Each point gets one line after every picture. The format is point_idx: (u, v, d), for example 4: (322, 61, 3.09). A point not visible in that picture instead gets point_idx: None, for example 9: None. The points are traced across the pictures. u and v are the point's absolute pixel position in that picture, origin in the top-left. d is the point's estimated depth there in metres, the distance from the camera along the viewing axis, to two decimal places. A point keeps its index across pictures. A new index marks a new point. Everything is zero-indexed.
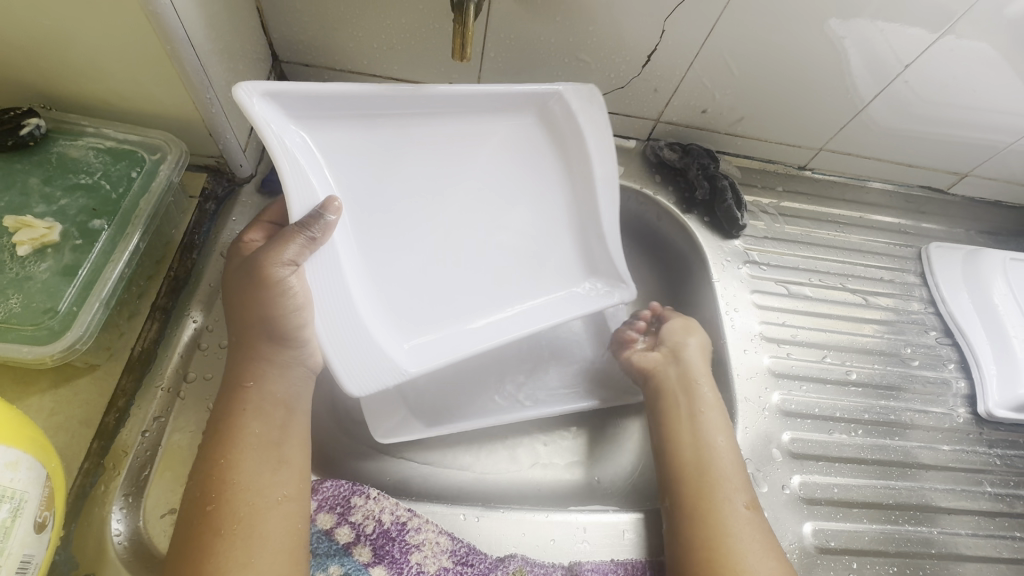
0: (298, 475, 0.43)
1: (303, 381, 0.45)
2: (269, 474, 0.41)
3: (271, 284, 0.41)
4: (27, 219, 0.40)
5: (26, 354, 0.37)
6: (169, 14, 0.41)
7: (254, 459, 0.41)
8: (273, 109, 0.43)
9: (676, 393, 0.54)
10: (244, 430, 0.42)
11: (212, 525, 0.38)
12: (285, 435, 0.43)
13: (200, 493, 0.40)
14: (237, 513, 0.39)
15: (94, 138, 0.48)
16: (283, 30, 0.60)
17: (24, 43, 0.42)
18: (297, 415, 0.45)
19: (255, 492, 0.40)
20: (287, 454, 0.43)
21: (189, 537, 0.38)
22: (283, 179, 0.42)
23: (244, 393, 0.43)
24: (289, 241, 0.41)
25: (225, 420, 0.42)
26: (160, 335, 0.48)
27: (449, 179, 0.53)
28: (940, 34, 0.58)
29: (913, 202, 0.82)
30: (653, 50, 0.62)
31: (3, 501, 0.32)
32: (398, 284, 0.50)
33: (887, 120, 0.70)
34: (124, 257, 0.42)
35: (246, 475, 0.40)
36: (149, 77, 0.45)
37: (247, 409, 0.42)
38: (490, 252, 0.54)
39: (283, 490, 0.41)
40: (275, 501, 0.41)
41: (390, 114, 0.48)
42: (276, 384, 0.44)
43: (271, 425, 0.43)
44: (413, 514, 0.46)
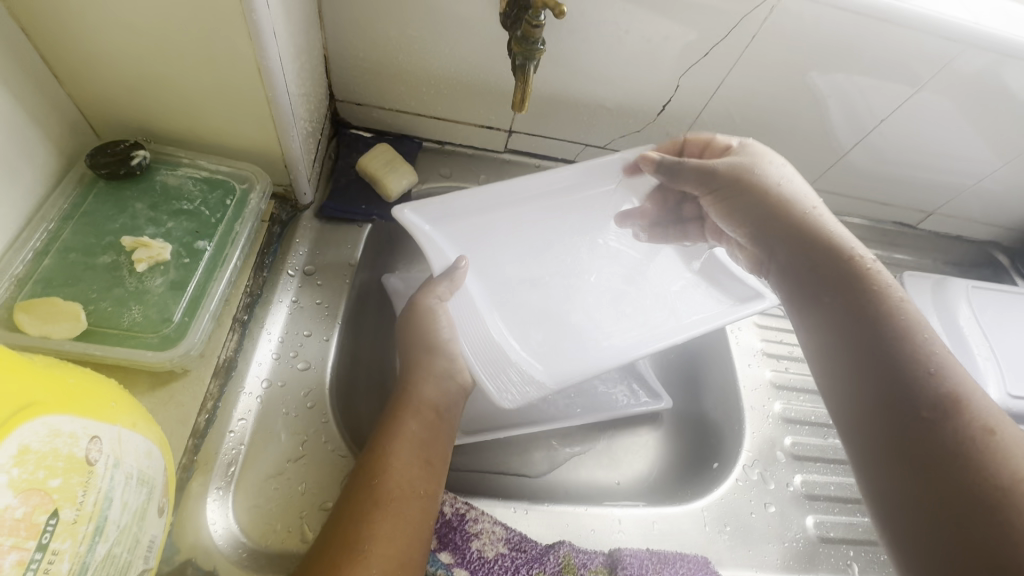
0: (436, 477, 0.48)
1: (452, 395, 0.54)
2: (417, 467, 0.47)
3: (424, 319, 0.56)
4: (144, 241, 0.47)
5: (148, 357, 0.43)
6: (277, 69, 0.47)
7: (408, 449, 0.47)
8: (421, 214, 0.59)
9: (810, 259, 0.52)
10: (402, 426, 0.49)
11: (371, 499, 0.44)
12: (433, 436, 0.50)
13: (365, 470, 0.46)
14: (390, 492, 0.44)
15: (188, 168, 0.55)
16: (343, 73, 0.67)
17: (144, 84, 0.48)
18: (445, 423, 0.52)
19: (403, 478, 0.46)
20: (432, 453, 0.49)
21: (352, 500, 0.44)
22: (425, 253, 0.57)
23: (407, 395, 0.52)
24: (436, 285, 0.57)
25: (392, 415, 0.50)
26: (239, 345, 0.53)
27: (554, 240, 0.65)
28: (913, 92, 0.68)
29: (886, 236, 0.92)
30: (668, 100, 0.71)
31: (144, 485, 0.37)
32: (530, 328, 0.60)
33: (866, 163, 0.80)
34: (224, 276, 0.49)
35: (398, 463, 0.46)
36: (245, 118, 0.51)
37: (406, 410, 0.51)
38: (596, 298, 0.64)
39: (423, 485, 0.46)
40: (417, 491, 0.46)
41: (503, 193, 0.62)
42: (430, 391, 0.52)
43: (425, 424, 0.50)
44: (469, 506, 0.52)
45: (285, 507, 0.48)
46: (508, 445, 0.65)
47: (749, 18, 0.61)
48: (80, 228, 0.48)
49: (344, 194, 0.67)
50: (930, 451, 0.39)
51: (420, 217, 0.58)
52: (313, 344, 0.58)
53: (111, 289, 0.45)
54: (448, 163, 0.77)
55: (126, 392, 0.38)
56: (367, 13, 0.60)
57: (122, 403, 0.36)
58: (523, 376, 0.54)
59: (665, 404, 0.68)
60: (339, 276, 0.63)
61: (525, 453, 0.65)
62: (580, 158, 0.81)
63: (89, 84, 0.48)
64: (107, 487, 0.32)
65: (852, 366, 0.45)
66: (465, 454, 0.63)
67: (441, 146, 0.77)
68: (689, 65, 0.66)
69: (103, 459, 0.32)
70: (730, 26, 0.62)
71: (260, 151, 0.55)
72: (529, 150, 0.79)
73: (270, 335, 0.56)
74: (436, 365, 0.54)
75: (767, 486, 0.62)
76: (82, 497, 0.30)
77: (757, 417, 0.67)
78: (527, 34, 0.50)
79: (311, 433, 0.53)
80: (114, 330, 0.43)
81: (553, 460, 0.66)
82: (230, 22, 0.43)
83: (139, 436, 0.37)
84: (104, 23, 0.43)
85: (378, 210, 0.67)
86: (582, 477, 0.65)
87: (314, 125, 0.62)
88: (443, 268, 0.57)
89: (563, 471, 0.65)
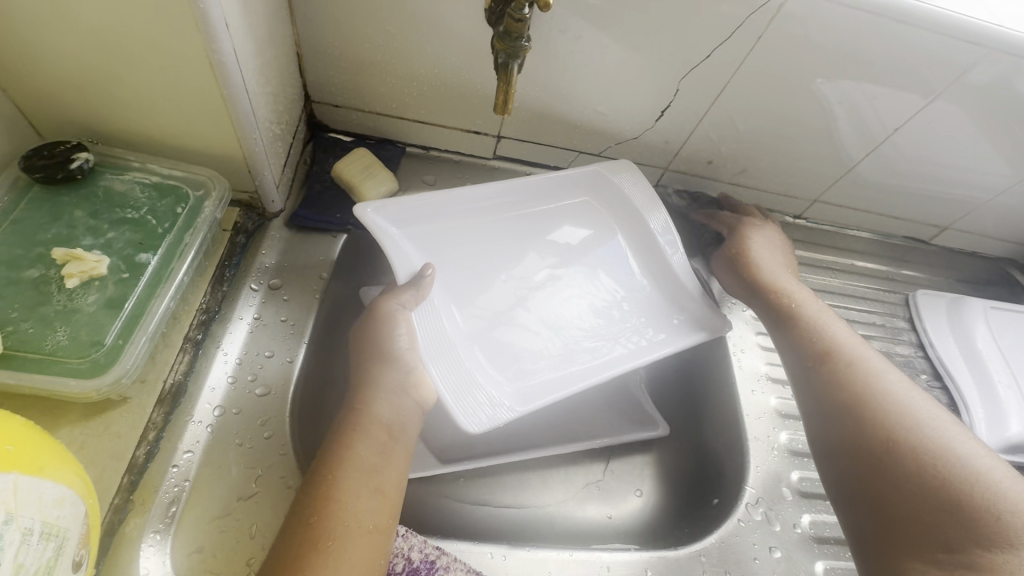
0: (390, 510, 0.42)
1: (410, 411, 0.47)
2: (365, 499, 0.41)
3: (384, 329, 0.49)
4: (77, 253, 0.42)
5: (72, 387, 0.38)
6: (231, 63, 0.42)
7: (356, 480, 0.42)
8: (384, 215, 0.54)
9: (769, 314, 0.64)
10: (349, 452, 0.43)
11: (309, 540, 0.39)
12: (386, 461, 0.44)
13: (305, 506, 0.40)
14: (332, 531, 0.39)
15: (139, 173, 0.50)
16: (318, 73, 0.62)
17: (84, 81, 0.44)
18: (401, 445, 0.45)
19: (348, 514, 0.40)
20: (383, 482, 0.43)
21: (289, 543, 0.39)
22: (390, 256, 0.51)
23: (357, 414, 0.46)
24: (400, 292, 0.51)
25: (339, 439, 0.44)
26: (190, 367, 0.48)
27: (519, 255, 0.61)
28: (929, 100, 0.63)
29: (897, 251, 0.87)
30: (667, 105, 0.66)
31: (50, 539, 0.31)
32: (499, 344, 0.55)
33: (876, 175, 0.75)
34: (169, 292, 0.44)
35: (342, 497, 0.41)
36: (199, 118, 0.47)
37: (355, 431, 0.44)
38: (574, 309, 0.59)
39: (372, 521, 0.41)
40: (365, 528, 0.40)
41: (463, 203, 0.59)
42: (382, 410, 0.46)
43: (376, 449, 0.44)
44: (441, 552, 0.47)
45: (230, 554, 0.43)
46: (490, 476, 0.60)
47: (754, 18, 0.56)
48: (7, 239, 0.43)
49: (317, 202, 0.62)
50: (864, 459, 0.48)
51: (384, 218, 0.54)
52: (274, 366, 0.52)
53: (37, 307, 0.40)
54: (432, 170, 0.72)
55: (37, 429, 0.34)
56: (341, 6, 0.55)
57: (25, 445, 0.32)
58: (494, 400, 0.49)
59: (662, 430, 0.63)
60: (308, 292, 0.58)
61: (508, 486, 0.60)
62: (573, 166, 0.76)
63: (24, 80, 0.44)
64: None
65: (809, 390, 0.55)
66: (442, 487, 0.58)
67: (426, 151, 0.72)
68: (690, 67, 0.62)
69: None
70: (735, 25, 0.57)
71: (219, 154, 0.50)
72: (519, 157, 0.74)
73: (225, 356, 0.51)
74: (392, 378, 0.47)
75: (772, 526, 0.56)
76: None
77: (762, 450, 0.61)
78: (510, 29, 0.46)
79: (266, 467, 0.47)
80: (36, 355, 0.38)
81: (538, 494, 0.60)
82: (172, 10, 0.38)
83: (47, 482, 0.32)
84: (32, 12, 0.38)
85: (353, 219, 0.62)
86: (569, 512, 0.60)
87: (284, 128, 0.58)
88: (407, 275, 0.52)
89: (548, 506, 0.60)
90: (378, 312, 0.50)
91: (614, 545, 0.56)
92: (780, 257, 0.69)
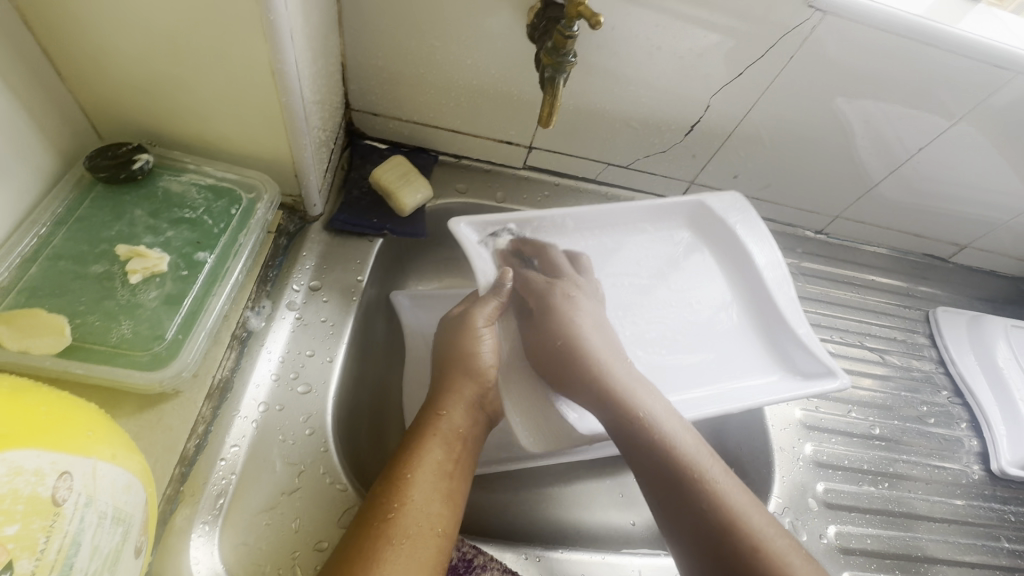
0: (454, 515, 0.45)
1: (481, 422, 0.51)
2: (437, 503, 0.44)
3: (467, 342, 0.53)
4: (141, 251, 0.45)
5: (137, 379, 0.41)
6: (292, 72, 0.44)
7: (429, 481, 0.45)
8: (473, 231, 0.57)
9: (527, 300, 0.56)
10: (425, 455, 0.46)
11: (385, 536, 0.41)
12: (456, 468, 0.47)
13: (382, 502, 0.43)
14: (408, 530, 0.42)
15: (194, 174, 0.52)
16: (361, 82, 0.64)
17: (149, 87, 0.46)
18: (470, 454, 0.49)
19: (421, 514, 0.43)
20: (452, 488, 0.46)
21: (365, 538, 0.41)
22: (469, 257, 0.54)
23: (437, 420, 0.49)
24: (485, 303, 0.54)
25: (416, 442, 0.47)
26: (237, 364, 0.50)
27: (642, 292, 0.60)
28: (952, 123, 0.65)
29: (917, 268, 0.87)
30: (697, 121, 0.68)
31: (119, 524, 0.32)
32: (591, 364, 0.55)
33: (897, 194, 0.76)
34: (223, 291, 0.47)
35: (418, 499, 0.43)
36: (254, 123, 0.49)
37: (433, 437, 0.48)
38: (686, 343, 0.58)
39: (440, 524, 0.43)
40: (433, 530, 0.43)
41: (560, 222, 0.60)
42: (458, 420, 0.49)
43: (450, 455, 0.47)
44: (478, 551, 0.50)
45: (276, 545, 0.44)
46: (517, 479, 0.61)
47: (788, 38, 0.58)
48: (73, 235, 0.46)
49: (355, 206, 0.63)
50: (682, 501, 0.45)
51: (472, 230, 0.57)
52: (315, 365, 0.54)
53: (101, 301, 0.43)
54: (464, 178, 0.74)
55: (106, 418, 0.35)
56: (388, 19, 0.57)
57: (100, 431, 0.33)
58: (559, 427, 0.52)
59: None
60: (346, 293, 0.59)
61: (536, 490, 0.61)
62: (601, 178, 0.78)
63: (91, 84, 0.46)
64: (76, 529, 0.28)
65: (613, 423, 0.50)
66: (473, 488, 0.59)
67: (457, 160, 0.74)
68: (722, 84, 0.63)
69: (72, 498, 0.29)
70: (768, 44, 0.59)
71: (269, 159, 0.52)
72: (548, 168, 0.76)
73: (270, 354, 0.52)
74: (472, 390, 0.51)
75: (799, 537, 0.60)
76: (44, 544, 0.27)
77: (787, 460, 0.65)
78: (558, 45, 0.48)
79: (309, 462, 0.48)
80: (101, 346, 0.42)
81: (565, 498, 0.61)
82: (244, 22, 0.40)
83: (119, 469, 0.33)
84: (108, 21, 0.40)
85: (390, 224, 0.63)
86: (595, 517, 0.61)
87: (328, 134, 0.60)
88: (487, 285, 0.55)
89: (572, 510, 0.61)
90: (466, 323, 0.53)
91: (644, 551, 0.58)
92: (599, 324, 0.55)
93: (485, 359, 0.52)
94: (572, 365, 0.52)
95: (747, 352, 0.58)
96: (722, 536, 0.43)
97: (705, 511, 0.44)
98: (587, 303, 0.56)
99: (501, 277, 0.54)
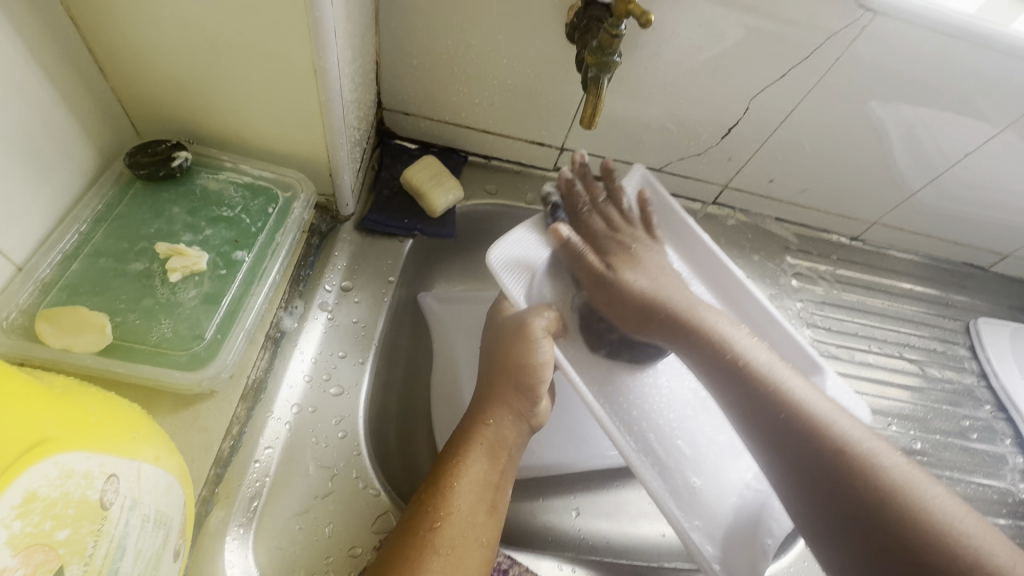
0: (498, 527, 0.44)
1: (523, 434, 0.50)
2: (482, 514, 0.43)
3: (490, 418, 0.48)
4: (180, 249, 0.45)
5: (175, 379, 0.41)
6: (333, 71, 0.43)
7: (472, 490, 0.44)
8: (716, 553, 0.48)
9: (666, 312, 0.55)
10: (471, 466, 0.45)
11: (430, 544, 0.40)
12: (502, 479, 0.46)
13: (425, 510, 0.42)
14: (453, 539, 0.41)
15: (231, 173, 0.52)
16: (393, 82, 0.64)
17: (189, 84, 0.45)
18: (512, 466, 0.48)
19: (467, 525, 0.42)
20: (496, 497, 0.45)
21: (410, 549, 0.39)
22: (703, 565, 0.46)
23: (484, 428, 0.47)
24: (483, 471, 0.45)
25: (461, 448, 0.46)
26: (270, 365, 0.50)
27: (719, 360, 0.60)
28: (1002, 129, 0.62)
29: (955, 277, 0.84)
30: (734, 124, 0.67)
31: (160, 528, 0.31)
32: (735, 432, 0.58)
33: (939, 202, 0.74)
34: (261, 290, 0.47)
35: (463, 508, 0.42)
36: (291, 120, 0.48)
37: (479, 448, 0.46)
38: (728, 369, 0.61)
39: (485, 534, 0.42)
40: (477, 541, 0.42)
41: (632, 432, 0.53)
42: (508, 430, 0.48)
43: (495, 467, 0.46)
44: (512, 561, 0.49)
45: (311, 551, 0.43)
46: (544, 484, 0.61)
47: (833, 40, 0.56)
48: (113, 232, 0.46)
49: (385, 206, 0.63)
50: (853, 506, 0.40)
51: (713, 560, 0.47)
52: (347, 367, 0.53)
53: (141, 299, 0.43)
54: (494, 179, 0.73)
55: (149, 419, 0.34)
56: (423, 17, 0.56)
57: (143, 432, 0.32)
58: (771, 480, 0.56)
59: None
60: (378, 292, 0.58)
61: (564, 498, 0.61)
62: None
63: (133, 80, 0.45)
64: (121, 534, 0.28)
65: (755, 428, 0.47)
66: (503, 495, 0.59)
67: (487, 161, 0.73)
68: (762, 87, 0.62)
69: (119, 502, 0.28)
70: (812, 48, 0.57)
71: (305, 157, 0.52)
72: None
73: (302, 355, 0.52)
74: (521, 403, 0.49)
75: None
76: (92, 549, 0.26)
77: None
78: (603, 45, 0.47)
79: (342, 466, 0.48)
80: (142, 345, 0.41)
81: (593, 507, 0.61)
82: (289, 20, 0.39)
83: (161, 472, 0.32)
84: (153, 16, 0.40)
85: (421, 224, 0.63)
86: (625, 528, 0.60)
87: (361, 133, 0.59)
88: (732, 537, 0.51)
89: (602, 521, 0.60)
90: (490, 449, 0.47)
91: (677, 563, 0.57)
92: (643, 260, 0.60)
93: (519, 397, 0.49)
94: (826, 455, 0.42)
95: (786, 348, 0.58)
96: (875, 502, 0.40)
97: (862, 496, 0.40)
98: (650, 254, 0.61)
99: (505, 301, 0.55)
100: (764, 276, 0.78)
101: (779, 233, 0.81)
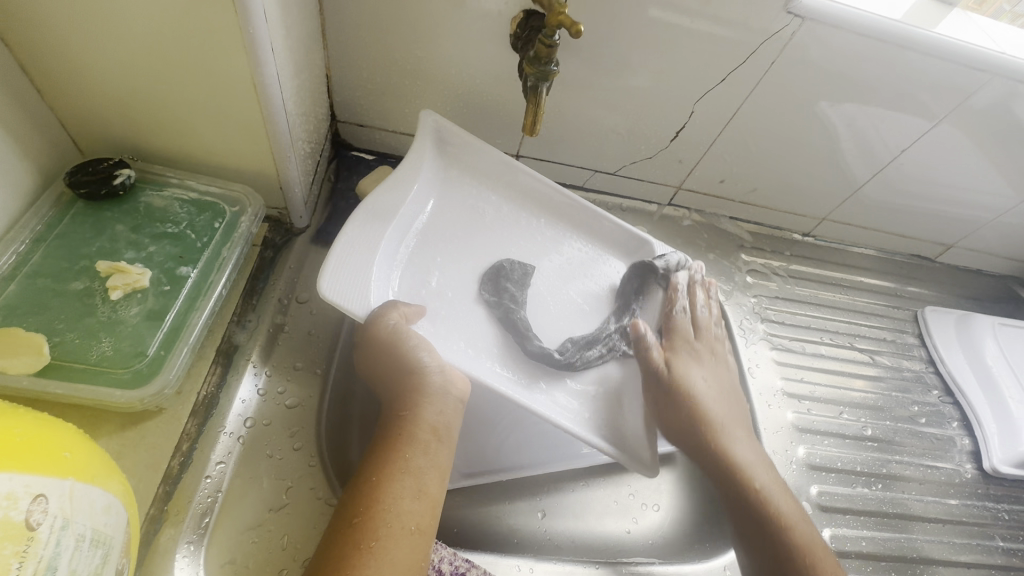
0: (432, 512, 0.42)
1: (452, 409, 0.47)
2: (409, 501, 0.41)
3: (406, 406, 0.46)
4: (122, 267, 0.45)
5: (117, 397, 0.41)
6: (273, 85, 0.44)
7: (396, 481, 0.41)
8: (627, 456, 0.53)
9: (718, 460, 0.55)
10: (392, 457, 0.43)
11: (354, 541, 0.38)
12: (428, 462, 0.44)
13: (349, 509, 0.40)
14: (376, 531, 0.39)
15: (177, 189, 0.52)
16: (345, 93, 0.64)
17: (130, 104, 0.46)
18: (445, 444, 0.46)
19: (392, 514, 0.40)
20: (426, 483, 0.43)
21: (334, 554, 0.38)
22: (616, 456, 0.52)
23: (402, 420, 0.45)
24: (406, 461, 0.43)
25: (382, 444, 0.44)
26: (222, 380, 0.49)
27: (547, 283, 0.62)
28: (934, 123, 0.65)
29: (903, 268, 0.88)
30: (681, 128, 0.69)
31: (97, 547, 0.31)
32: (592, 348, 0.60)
33: (884, 195, 0.77)
34: (206, 306, 0.47)
35: (387, 500, 0.40)
36: (235, 137, 0.48)
37: (402, 437, 0.44)
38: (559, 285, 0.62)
39: (415, 522, 0.40)
40: (407, 529, 0.40)
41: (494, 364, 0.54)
42: (428, 412, 0.46)
43: (423, 451, 0.44)
44: (471, 564, 0.49)
45: (263, 564, 0.43)
46: (507, 488, 0.61)
47: (768, 43, 0.59)
48: (53, 252, 0.46)
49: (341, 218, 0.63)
50: None
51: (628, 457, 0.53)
52: (302, 378, 0.53)
53: (81, 318, 0.43)
54: None
55: (85, 440, 0.34)
56: (370, 30, 0.57)
57: (78, 452, 0.32)
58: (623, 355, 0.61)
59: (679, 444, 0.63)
60: None
61: (529, 501, 0.61)
62: (589, 185, 0.78)
63: (72, 101, 0.45)
64: (51, 554, 0.28)
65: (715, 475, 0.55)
66: (466, 500, 0.60)
67: None
68: (704, 91, 0.64)
69: (48, 522, 0.28)
70: (748, 51, 0.59)
71: (253, 172, 0.52)
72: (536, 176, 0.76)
73: (255, 368, 0.52)
74: (431, 384, 0.47)
75: None
76: (17, 570, 0.26)
77: (781, 463, 0.65)
78: (540, 54, 0.49)
79: (296, 478, 0.48)
80: (82, 364, 0.41)
81: (557, 506, 0.62)
82: (226, 38, 0.40)
83: (97, 491, 0.32)
84: (85, 36, 0.40)
85: None
86: (589, 527, 0.61)
87: (312, 146, 0.59)
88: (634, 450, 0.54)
89: (566, 521, 0.61)
90: (408, 436, 0.44)
91: (639, 559, 0.58)
92: (720, 384, 0.60)
93: (432, 376, 0.47)
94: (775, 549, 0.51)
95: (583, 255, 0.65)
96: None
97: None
98: (714, 354, 0.62)
99: (636, 329, 0.60)
100: (720, 274, 0.80)
101: (734, 232, 0.83)
